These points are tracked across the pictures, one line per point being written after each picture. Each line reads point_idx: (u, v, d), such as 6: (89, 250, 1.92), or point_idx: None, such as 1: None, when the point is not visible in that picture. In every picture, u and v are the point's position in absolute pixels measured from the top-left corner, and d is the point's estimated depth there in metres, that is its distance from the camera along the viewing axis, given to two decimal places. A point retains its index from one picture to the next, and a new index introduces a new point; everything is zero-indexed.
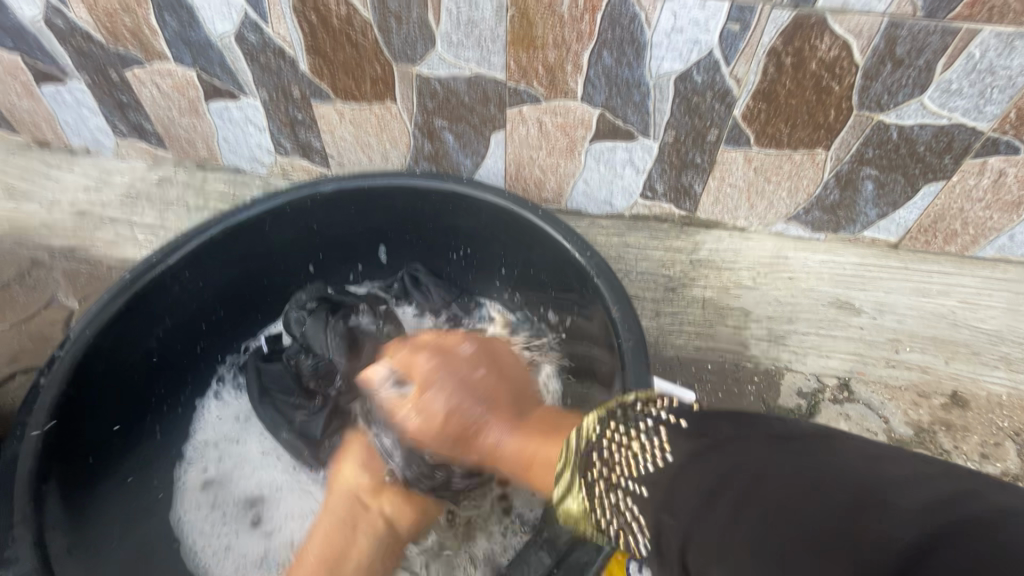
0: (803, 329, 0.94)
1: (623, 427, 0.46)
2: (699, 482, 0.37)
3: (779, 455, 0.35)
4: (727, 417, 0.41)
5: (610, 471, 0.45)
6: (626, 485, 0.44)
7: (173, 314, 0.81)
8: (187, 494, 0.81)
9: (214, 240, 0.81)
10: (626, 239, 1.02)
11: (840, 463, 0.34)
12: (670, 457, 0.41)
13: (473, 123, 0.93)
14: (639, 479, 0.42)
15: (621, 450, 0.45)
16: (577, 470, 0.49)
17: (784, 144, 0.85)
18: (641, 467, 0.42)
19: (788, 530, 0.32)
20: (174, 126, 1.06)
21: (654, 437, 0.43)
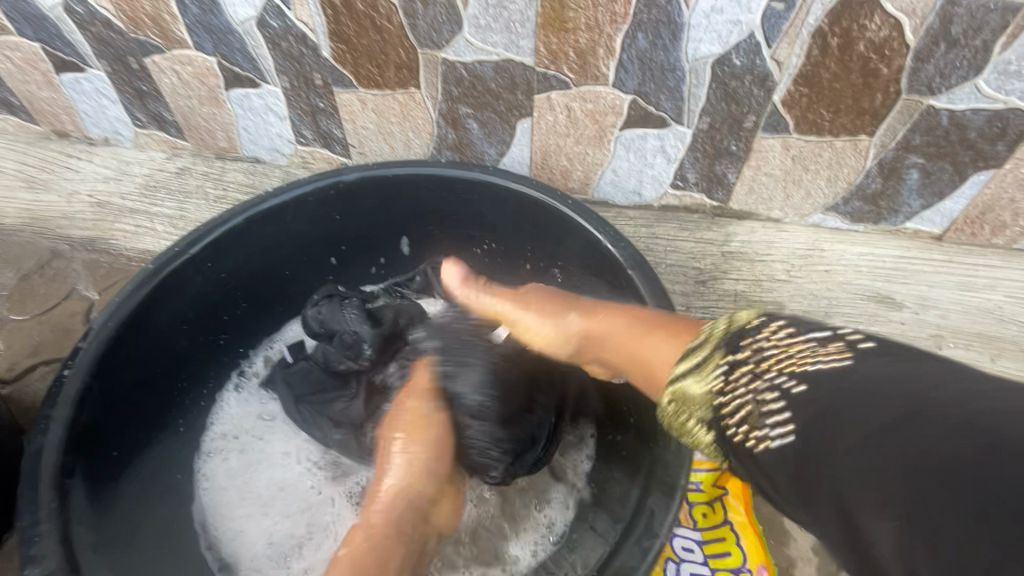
0: (841, 324, 0.92)
1: (779, 337, 0.49)
2: (850, 411, 0.40)
3: (919, 378, 0.39)
4: (898, 353, 0.42)
5: (756, 364, 0.49)
6: (763, 375, 0.48)
7: (195, 305, 0.80)
8: (212, 488, 0.80)
9: (236, 229, 0.79)
10: (655, 231, 0.99)
11: (990, 395, 0.36)
12: (828, 364, 0.44)
13: (499, 110, 0.90)
14: (789, 374, 0.46)
15: (779, 352, 0.48)
16: (718, 351, 0.53)
17: (826, 131, 0.81)
18: (798, 366, 0.45)
19: (938, 448, 0.34)
20: (193, 115, 1.05)
21: (817, 349, 0.46)
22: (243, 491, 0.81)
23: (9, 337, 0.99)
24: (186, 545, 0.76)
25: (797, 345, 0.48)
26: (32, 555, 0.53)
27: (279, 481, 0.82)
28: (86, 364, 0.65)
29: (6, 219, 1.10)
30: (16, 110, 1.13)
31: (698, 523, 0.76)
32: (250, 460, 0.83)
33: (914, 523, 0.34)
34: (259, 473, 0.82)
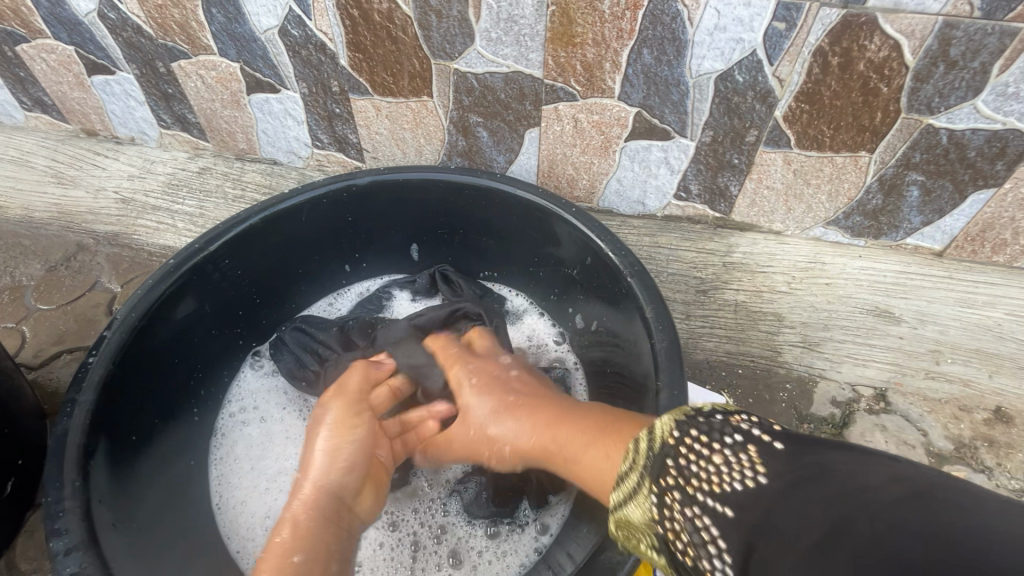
0: (838, 336, 0.92)
1: (704, 444, 0.46)
2: (767, 538, 0.37)
3: (816, 487, 0.37)
4: (794, 456, 0.40)
5: (689, 482, 0.45)
6: (705, 500, 0.43)
7: (211, 300, 0.83)
8: (229, 460, 0.86)
9: (253, 229, 0.83)
10: (658, 240, 1.01)
11: (887, 509, 0.33)
12: (762, 478, 0.40)
13: (509, 119, 0.93)
14: (721, 498, 0.42)
15: (703, 465, 0.45)
16: (649, 475, 0.49)
17: (827, 146, 0.83)
18: (727, 487, 0.42)
19: (809, 531, 0.35)
20: (216, 118, 1.09)
21: (741, 455, 0.43)
22: (258, 461, 0.86)
23: (36, 326, 1.03)
24: (199, 516, 0.80)
25: (713, 457, 0.44)
26: (56, 528, 0.56)
27: (291, 455, 0.86)
28: (109, 351, 0.68)
29: (35, 213, 1.16)
30: (50, 110, 1.19)
31: None
32: (261, 438, 0.88)
33: None
34: (276, 449, 0.87)
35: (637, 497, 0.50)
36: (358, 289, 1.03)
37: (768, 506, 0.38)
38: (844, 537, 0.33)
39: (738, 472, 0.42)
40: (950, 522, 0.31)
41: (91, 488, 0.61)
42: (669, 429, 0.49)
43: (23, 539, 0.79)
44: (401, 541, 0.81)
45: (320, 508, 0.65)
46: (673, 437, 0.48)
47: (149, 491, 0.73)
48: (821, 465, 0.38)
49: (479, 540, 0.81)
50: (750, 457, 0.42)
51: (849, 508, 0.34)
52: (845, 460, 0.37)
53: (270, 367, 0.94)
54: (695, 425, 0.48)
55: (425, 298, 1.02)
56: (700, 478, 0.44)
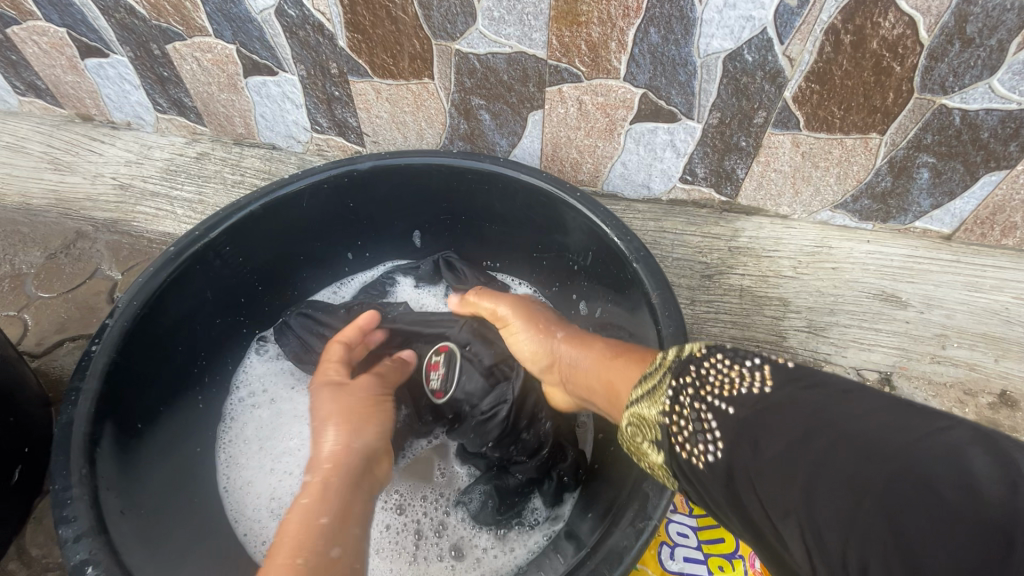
0: (844, 321, 0.92)
1: (729, 360, 0.45)
2: (755, 433, 0.40)
3: (817, 396, 0.39)
4: (811, 375, 0.41)
5: (702, 386, 0.46)
6: (713, 401, 0.45)
7: (213, 287, 0.83)
8: (237, 441, 0.86)
9: (253, 215, 0.81)
10: (663, 224, 1.00)
11: (877, 417, 0.35)
12: (767, 386, 0.42)
13: (511, 101, 0.91)
14: (729, 399, 0.43)
15: (721, 375, 0.45)
16: (668, 378, 0.50)
17: (836, 128, 0.81)
18: (739, 389, 0.43)
19: (798, 427, 0.38)
20: (213, 102, 1.07)
21: (756, 369, 0.43)
22: (264, 443, 0.87)
23: (38, 314, 1.03)
24: (209, 499, 0.80)
25: (732, 368, 0.45)
26: (64, 516, 0.57)
27: (296, 438, 0.87)
28: (112, 339, 0.68)
29: (33, 199, 1.14)
30: (43, 94, 1.17)
31: (693, 508, 0.73)
32: (267, 421, 0.88)
33: (777, 492, 0.37)
34: (282, 429, 0.88)
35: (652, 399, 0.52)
36: (361, 276, 1.03)
37: (764, 407, 0.41)
38: (834, 432, 0.36)
39: (748, 380, 0.43)
40: (932, 431, 0.33)
41: (98, 476, 0.61)
42: (698, 346, 0.49)
43: (32, 526, 0.80)
44: (405, 526, 0.83)
45: (343, 474, 0.64)
46: (701, 354, 0.48)
47: (157, 478, 0.73)
48: (826, 381, 0.40)
49: (484, 539, 0.81)
50: (764, 371, 0.43)
51: (844, 412, 0.36)
52: (850, 380, 0.39)
53: (275, 351, 0.94)
54: (723, 345, 0.47)
55: (429, 284, 1.01)
56: (712, 384, 0.45)
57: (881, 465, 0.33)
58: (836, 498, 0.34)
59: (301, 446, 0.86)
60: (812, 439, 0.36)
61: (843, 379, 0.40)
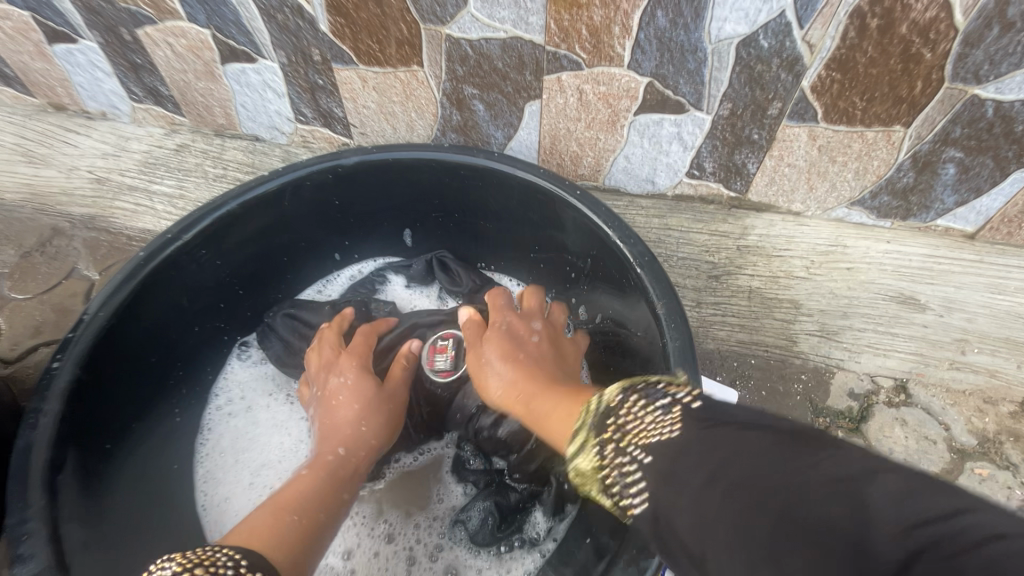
0: (858, 325, 0.87)
1: (647, 400, 0.43)
2: (666, 483, 0.36)
3: (725, 438, 0.35)
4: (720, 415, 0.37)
5: (623, 432, 0.42)
6: (633, 449, 0.40)
7: (189, 294, 0.78)
8: (214, 454, 0.83)
9: (231, 215, 0.76)
10: (668, 221, 0.94)
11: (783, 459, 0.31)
12: (677, 432, 0.38)
13: (507, 91, 0.85)
14: (644, 446, 0.40)
15: (640, 415, 0.42)
16: (593, 426, 0.46)
17: (856, 120, 0.75)
18: (652, 435, 0.39)
19: (705, 475, 0.34)
20: (190, 91, 1.01)
21: (668, 411, 0.40)
22: (243, 456, 0.83)
23: (12, 316, 0.98)
24: (185, 518, 0.77)
25: (648, 410, 0.42)
26: (21, 553, 0.53)
27: (277, 450, 0.83)
28: (77, 355, 0.63)
29: (6, 194, 1.09)
30: (13, 82, 1.10)
31: None
32: (247, 433, 0.84)
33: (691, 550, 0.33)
34: (263, 441, 0.84)
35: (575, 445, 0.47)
36: (351, 274, 0.98)
37: (674, 453, 0.37)
38: (736, 477, 0.32)
39: (660, 424, 0.40)
40: (841, 476, 0.29)
41: (60, 505, 0.57)
42: (616, 390, 0.46)
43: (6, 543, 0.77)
44: (396, 553, 0.79)
45: (330, 474, 0.65)
46: (619, 399, 0.45)
47: (124, 502, 0.69)
48: (734, 422, 0.36)
49: (477, 561, 0.77)
50: (675, 414, 0.40)
51: (747, 455, 0.32)
52: (753, 419, 0.36)
53: (258, 357, 0.89)
54: (638, 386, 0.45)
55: (420, 285, 0.97)
56: (632, 430, 0.41)
57: (772, 508, 0.30)
58: (733, 548, 0.30)
59: (283, 458, 0.82)
60: (720, 486, 0.32)
61: (751, 419, 0.36)
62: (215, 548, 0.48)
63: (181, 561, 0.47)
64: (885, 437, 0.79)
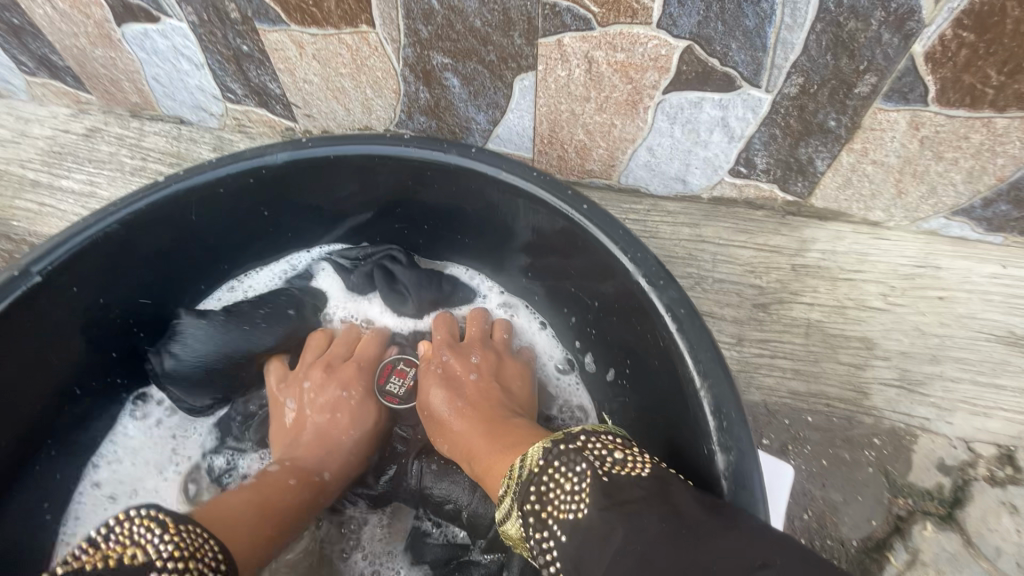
0: (951, 373, 0.66)
1: (563, 470, 0.44)
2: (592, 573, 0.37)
3: (654, 539, 0.35)
4: (649, 503, 0.38)
5: (543, 508, 0.43)
6: (553, 523, 0.42)
7: (60, 350, 0.58)
8: None
9: (111, 237, 0.56)
10: (701, 231, 0.73)
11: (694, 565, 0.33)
12: (586, 509, 0.40)
13: (488, 60, 0.62)
14: (563, 521, 0.41)
15: (563, 492, 0.42)
16: (515, 497, 0.46)
17: (986, 102, 0.52)
18: (569, 510, 0.41)
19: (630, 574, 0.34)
20: (88, 61, 0.79)
21: (580, 484, 0.42)
22: None
23: None
24: None
25: (566, 484, 0.43)
26: None
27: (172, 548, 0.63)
28: None
29: None
30: None
31: None
32: None
33: None
34: None
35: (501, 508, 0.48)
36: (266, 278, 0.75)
37: (591, 538, 0.38)
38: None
39: (577, 497, 0.41)
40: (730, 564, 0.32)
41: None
42: (533, 458, 0.46)
43: None
44: None
45: (302, 484, 0.58)
46: (537, 466, 0.45)
47: None
48: (663, 518, 0.36)
49: None
50: (588, 486, 0.42)
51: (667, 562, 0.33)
52: (681, 517, 0.36)
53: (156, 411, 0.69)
54: (557, 445, 0.46)
55: (360, 293, 0.76)
56: (551, 503, 0.43)
57: None
58: None
59: None
60: None
61: (670, 501, 0.38)
62: (205, 539, 0.45)
63: (173, 536, 0.43)
64: (991, 531, 0.60)
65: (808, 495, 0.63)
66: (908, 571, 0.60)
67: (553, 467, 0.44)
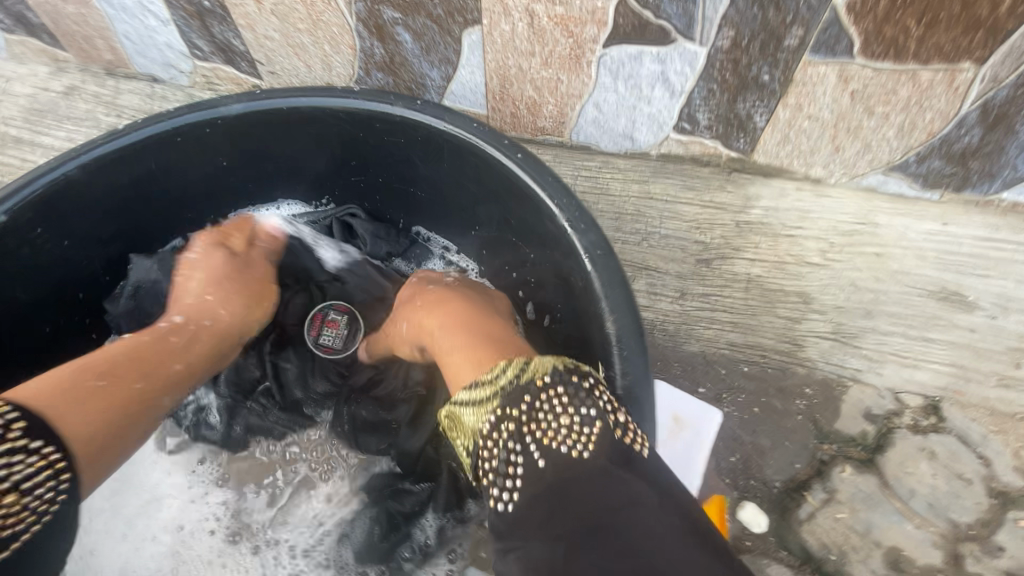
0: (884, 327, 0.69)
1: (562, 402, 0.44)
2: (565, 519, 0.40)
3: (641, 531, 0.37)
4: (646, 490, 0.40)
5: (530, 426, 0.44)
6: (536, 443, 0.44)
7: (27, 286, 0.62)
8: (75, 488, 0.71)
9: (72, 183, 0.59)
10: (650, 189, 0.75)
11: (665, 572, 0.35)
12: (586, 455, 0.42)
13: (436, 14, 0.64)
14: (545, 450, 0.43)
15: (552, 419, 0.44)
16: (502, 396, 0.46)
17: (909, 55, 0.54)
18: (561, 446, 0.43)
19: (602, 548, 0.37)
20: (61, 18, 0.81)
21: (585, 429, 0.43)
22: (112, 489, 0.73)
23: None
24: None
25: (564, 416, 0.44)
26: None
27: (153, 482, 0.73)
28: None
29: None
30: None
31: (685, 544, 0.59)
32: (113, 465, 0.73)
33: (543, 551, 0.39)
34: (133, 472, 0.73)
35: (480, 404, 0.48)
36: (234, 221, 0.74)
37: (580, 493, 0.40)
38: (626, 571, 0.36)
39: (574, 438, 0.43)
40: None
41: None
42: (543, 371, 0.46)
43: None
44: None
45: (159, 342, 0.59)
46: (541, 381, 0.46)
47: None
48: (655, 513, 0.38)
49: None
50: (592, 433, 0.43)
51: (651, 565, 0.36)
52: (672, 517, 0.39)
53: None
54: (569, 376, 0.45)
55: (326, 252, 0.77)
56: (538, 425, 0.44)
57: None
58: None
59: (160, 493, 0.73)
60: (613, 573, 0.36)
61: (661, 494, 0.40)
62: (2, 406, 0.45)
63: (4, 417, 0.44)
64: (907, 475, 0.64)
65: (736, 439, 0.67)
66: (823, 508, 0.64)
67: (552, 393, 0.45)
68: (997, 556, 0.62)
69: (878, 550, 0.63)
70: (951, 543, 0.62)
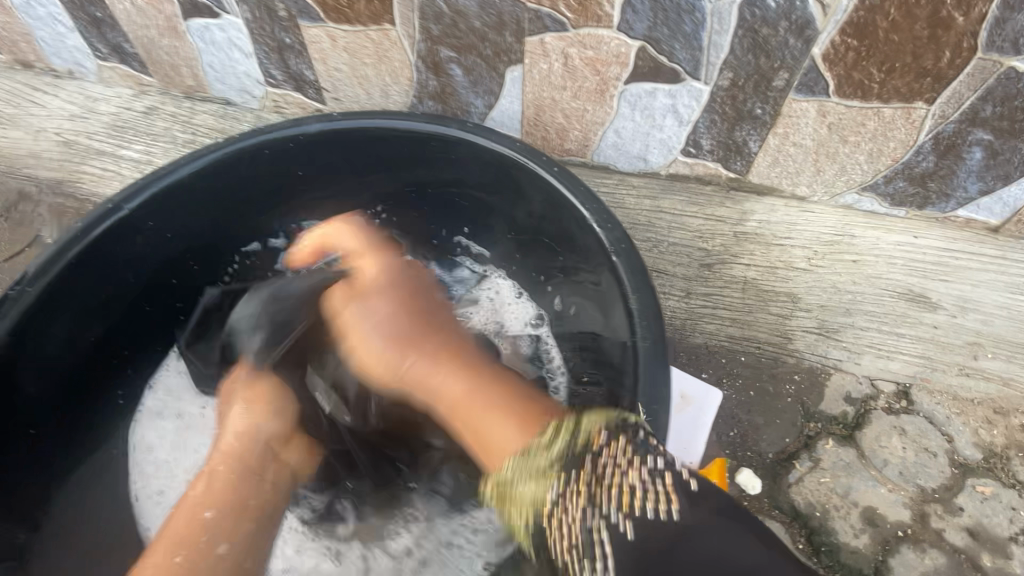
0: (861, 323, 0.80)
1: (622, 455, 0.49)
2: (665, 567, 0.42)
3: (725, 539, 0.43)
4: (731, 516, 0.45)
5: (596, 483, 0.48)
6: (609, 509, 0.47)
7: (136, 269, 0.73)
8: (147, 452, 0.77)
9: (181, 185, 0.71)
10: (659, 203, 0.87)
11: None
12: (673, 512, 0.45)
13: (486, 54, 0.77)
14: (625, 513, 0.46)
15: (614, 471, 0.48)
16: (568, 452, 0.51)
17: (873, 95, 0.67)
18: (636, 505, 0.46)
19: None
20: (155, 49, 0.94)
21: (653, 484, 0.47)
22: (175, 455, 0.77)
23: None
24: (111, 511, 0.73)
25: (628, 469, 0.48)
26: None
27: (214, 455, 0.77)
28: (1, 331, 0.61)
29: None
30: None
31: None
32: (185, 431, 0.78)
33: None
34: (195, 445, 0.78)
35: (540, 474, 0.51)
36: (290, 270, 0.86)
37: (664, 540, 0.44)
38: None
39: (650, 496, 0.46)
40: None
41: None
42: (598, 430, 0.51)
43: None
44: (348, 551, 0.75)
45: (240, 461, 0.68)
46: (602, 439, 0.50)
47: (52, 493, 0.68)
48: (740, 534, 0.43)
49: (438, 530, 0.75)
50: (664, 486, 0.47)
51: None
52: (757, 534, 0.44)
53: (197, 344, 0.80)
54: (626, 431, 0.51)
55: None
56: (608, 479, 0.48)
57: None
58: None
59: None
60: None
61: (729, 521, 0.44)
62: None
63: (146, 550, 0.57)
64: (882, 447, 0.74)
65: (735, 418, 0.77)
66: (809, 473, 0.74)
67: (617, 444, 0.50)
68: (958, 515, 0.71)
69: (856, 509, 0.72)
70: (917, 503, 0.72)
